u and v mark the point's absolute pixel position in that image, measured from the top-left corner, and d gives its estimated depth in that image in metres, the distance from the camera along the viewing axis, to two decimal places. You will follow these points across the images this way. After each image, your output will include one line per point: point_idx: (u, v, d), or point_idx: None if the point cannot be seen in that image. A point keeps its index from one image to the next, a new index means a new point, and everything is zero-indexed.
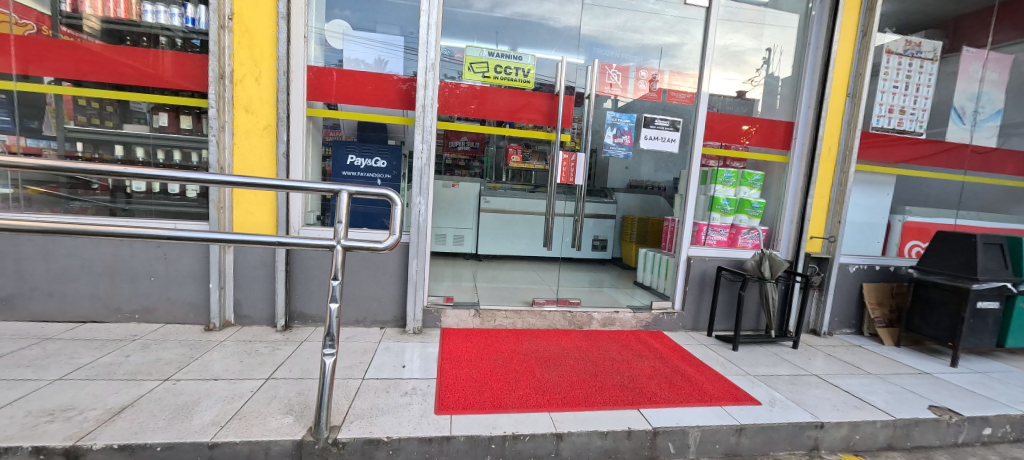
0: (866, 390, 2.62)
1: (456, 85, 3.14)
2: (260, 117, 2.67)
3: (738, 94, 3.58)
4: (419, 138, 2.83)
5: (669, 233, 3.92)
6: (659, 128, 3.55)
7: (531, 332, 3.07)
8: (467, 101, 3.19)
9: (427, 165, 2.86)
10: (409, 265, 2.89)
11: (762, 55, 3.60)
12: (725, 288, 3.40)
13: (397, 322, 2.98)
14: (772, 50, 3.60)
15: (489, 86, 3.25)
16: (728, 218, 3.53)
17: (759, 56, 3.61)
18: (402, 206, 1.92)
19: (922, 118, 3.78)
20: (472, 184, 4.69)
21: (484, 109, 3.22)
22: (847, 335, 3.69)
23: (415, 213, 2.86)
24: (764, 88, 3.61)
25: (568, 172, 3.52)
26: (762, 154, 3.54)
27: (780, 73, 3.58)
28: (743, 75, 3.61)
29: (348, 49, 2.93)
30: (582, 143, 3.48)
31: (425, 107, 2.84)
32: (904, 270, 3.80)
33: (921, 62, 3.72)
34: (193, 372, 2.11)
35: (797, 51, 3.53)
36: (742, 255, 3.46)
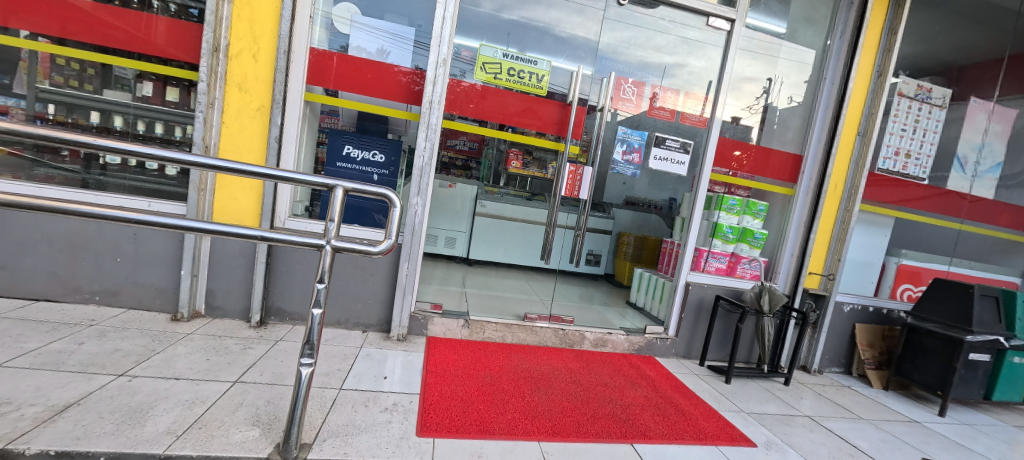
0: (860, 436, 2.54)
1: (457, 83, 3.03)
2: (254, 97, 2.49)
3: (732, 119, 3.43)
4: (423, 136, 2.70)
5: (667, 255, 3.83)
6: (670, 149, 3.49)
7: (520, 348, 2.94)
8: (467, 100, 3.08)
9: (429, 164, 2.71)
10: (400, 269, 2.74)
11: (762, 85, 3.50)
12: (721, 318, 3.32)
13: (381, 326, 2.82)
14: (772, 80, 3.51)
15: (491, 87, 3.13)
16: (729, 246, 3.45)
17: (758, 86, 3.51)
18: (401, 208, 1.77)
19: (926, 164, 3.78)
20: (468, 186, 4.55)
21: (486, 110, 3.12)
22: (836, 374, 3.63)
23: (410, 213, 2.70)
24: (760, 117, 3.50)
25: (573, 184, 3.44)
26: (768, 184, 3.48)
27: (781, 103, 3.52)
28: (740, 102, 3.47)
29: (354, 35, 2.76)
30: (592, 156, 3.39)
31: (432, 104, 2.70)
32: (896, 314, 3.78)
33: (930, 107, 3.71)
34: (153, 368, 1.93)
35: (810, 85, 3.49)
36: (740, 285, 3.39)
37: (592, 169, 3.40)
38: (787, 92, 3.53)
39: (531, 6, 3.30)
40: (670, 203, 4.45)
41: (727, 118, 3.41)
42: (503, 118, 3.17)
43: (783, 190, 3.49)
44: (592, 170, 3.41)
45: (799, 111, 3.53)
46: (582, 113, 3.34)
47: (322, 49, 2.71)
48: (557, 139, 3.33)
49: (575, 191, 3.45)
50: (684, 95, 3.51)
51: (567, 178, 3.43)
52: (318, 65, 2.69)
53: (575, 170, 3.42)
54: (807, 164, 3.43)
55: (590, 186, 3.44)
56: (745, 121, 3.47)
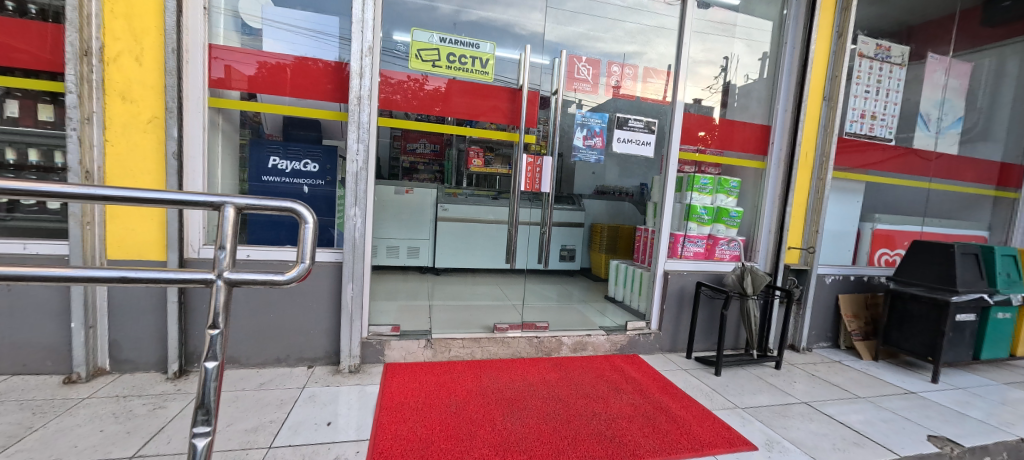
0: (860, 418, 2.36)
1: (421, 85, 2.67)
2: (143, 107, 2.09)
3: (695, 101, 3.19)
4: (351, 135, 2.30)
5: (641, 244, 3.64)
6: (634, 130, 3.18)
7: (491, 365, 2.64)
8: (433, 102, 2.71)
9: (364, 169, 2.33)
10: (344, 291, 2.39)
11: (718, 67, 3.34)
12: (704, 306, 3.10)
13: (330, 359, 2.47)
14: (729, 59, 3.36)
15: (456, 84, 2.77)
16: (705, 228, 3.25)
17: (714, 67, 3.32)
18: (313, 225, 1.44)
19: (891, 124, 3.68)
20: (427, 191, 4.42)
21: (452, 111, 2.77)
22: (824, 350, 3.49)
23: (348, 227, 2.35)
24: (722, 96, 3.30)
25: (533, 180, 3.13)
26: (737, 159, 3.29)
27: (738, 80, 3.35)
28: (700, 84, 3.27)
29: (291, 40, 2.42)
30: (551, 146, 3.11)
31: (360, 99, 2.30)
32: (877, 280, 3.66)
33: (890, 66, 3.59)
34: (21, 455, 1.53)
35: (765, 63, 3.32)
36: (720, 268, 3.18)
37: (552, 161, 3.13)
38: (744, 71, 3.36)
39: (491, 6, 3.13)
40: (641, 189, 4.31)
41: (688, 101, 3.18)
42: (470, 115, 2.82)
43: (753, 164, 3.31)
44: (552, 161, 3.12)
45: (762, 82, 3.34)
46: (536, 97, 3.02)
47: (271, 59, 2.37)
48: (511, 129, 2.99)
49: (538, 184, 3.14)
50: (645, 72, 3.31)
51: (525, 171, 3.10)
52: (268, 78, 2.35)
53: (535, 161, 3.10)
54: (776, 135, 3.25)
55: (551, 179, 3.14)
56: (707, 102, 3.25)
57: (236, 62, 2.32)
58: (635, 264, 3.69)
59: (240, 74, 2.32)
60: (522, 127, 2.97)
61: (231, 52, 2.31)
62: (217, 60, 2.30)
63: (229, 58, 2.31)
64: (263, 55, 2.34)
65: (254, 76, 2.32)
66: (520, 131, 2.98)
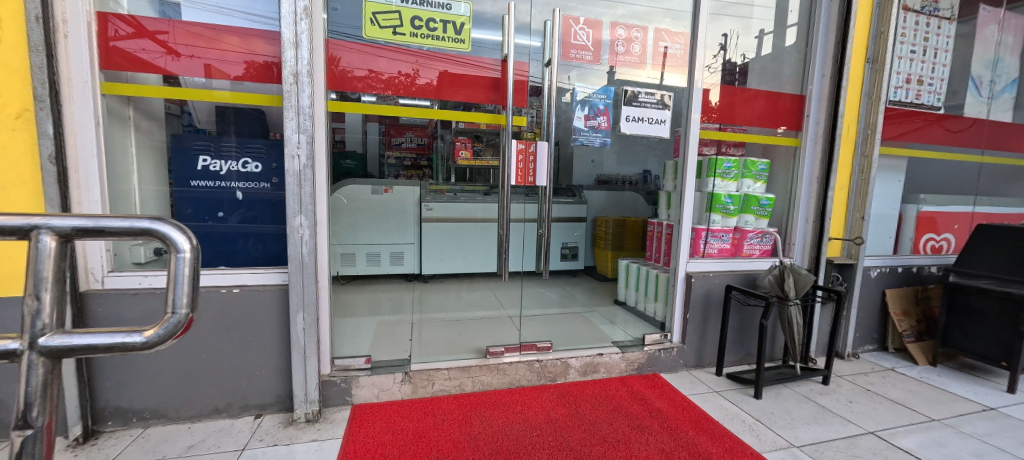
0: (945, 452, 1.89)
1: (414, 81, 2.24)
2: (7, 96, 1.58)
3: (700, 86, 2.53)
4: (285, 120, 1.79)
5: (654, 241, 3.17)
6: (644, 106, 2.62)
7: (484, 400, 2.16)
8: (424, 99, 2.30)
9: (309, 168, 1.83)
10: (293, 322, 1.90)
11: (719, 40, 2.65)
12: (735, 312, 2.61)
13: (283, 404, 1.99)
14: (729, 33, 2.71)
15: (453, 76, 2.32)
16: (732, 220, 2.73)
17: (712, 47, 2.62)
18: (189, 256, 0.95)
19: (940, 90, 3.17)
20: (410, 187, 3.97)
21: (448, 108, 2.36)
22: (871, 354, 3.02)
23: (292, 240, 1.84)
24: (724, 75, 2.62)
25: (527, 172, 2.56)
26: (766, 137, 2.74)
27: (736, 60, 2.69)
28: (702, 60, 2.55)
29: (240, 27, 1.94)
30: (549, 129, 2.54)
31: (297, 77, 1.79)
32: (926, 270, 3.19)
33: (939, 21, 3.07)
34: None
35: (762, 42, 2.79)
36: (751, 266, 2.69)
37: (548, 148, 2.56)
38: (742, 49, 2.73)
39: None
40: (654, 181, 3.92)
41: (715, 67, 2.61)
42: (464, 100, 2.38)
43: (765, 140, 2.75)
44: (550, 146, 2.55)
45: (790, 45, 2.80)
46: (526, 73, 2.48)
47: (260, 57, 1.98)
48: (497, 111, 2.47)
49: (533, 176, 2.57)
50: (655, 32, 2.69)
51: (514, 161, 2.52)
52: (261, 81, 1.97)
53: (529, 149, 2.54)
54: (789, 101, 2.73)
55: (549, 169, 2.57)
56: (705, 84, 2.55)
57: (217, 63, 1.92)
58: (652, 267, 3.17)
59: (224, 76, 1.93)
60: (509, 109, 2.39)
61: (212, 49, 1.91)
62: (195, 60, 1.89)
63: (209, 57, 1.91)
64: (252, 54, 1.95)
65: (243, 81, 1.95)
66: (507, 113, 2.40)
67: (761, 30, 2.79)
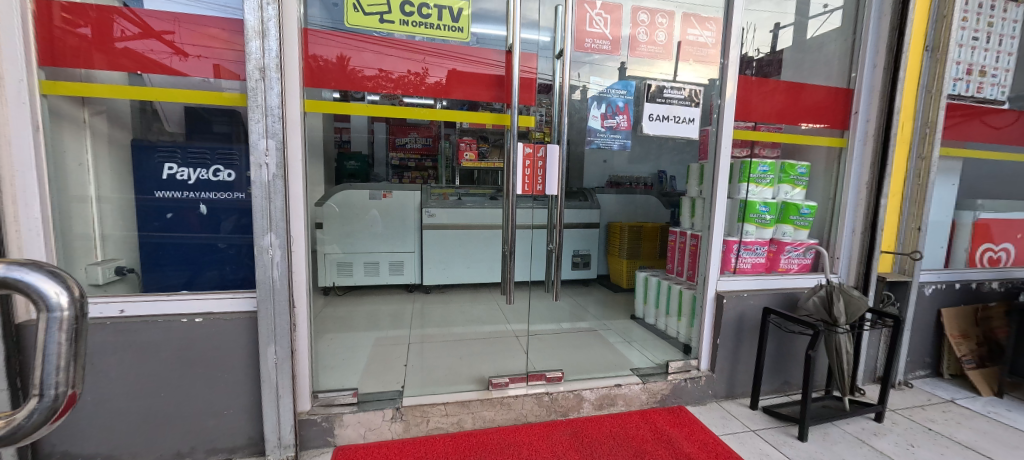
0: None
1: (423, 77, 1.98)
2: None
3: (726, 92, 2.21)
4: (249, 122, 1.53)
5: (676, 252, 2.87)
6: (670, 102, 2.31)
7: (485, 441, 1.88)
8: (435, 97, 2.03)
9: (280, 177, 1.57)
10: (264, 355, 1.65)
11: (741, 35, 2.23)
12: (773, 337, 2.29)
13: (255, 447, 1.74)
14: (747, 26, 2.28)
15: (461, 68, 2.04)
16: (768, 231, 2.40)
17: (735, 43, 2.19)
18: (69, 320, 0.73)
19: (1003, 82, 2.80)
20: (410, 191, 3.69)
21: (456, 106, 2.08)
22: (924, 381, 2.67)
23: (261, 263, 1.59)
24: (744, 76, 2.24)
25: (535, 179, 2.18)
26: (806, 136, 2.40)
27: (751, 55, 2.28)
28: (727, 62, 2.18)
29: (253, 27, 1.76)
30: (563, 129, 2.17)
31: (264, 72, 1.53)
32: (987, 286, 2.82)
33: (1005, 3, 2.70)
34: None
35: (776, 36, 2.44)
36: (790, 284, 2.36)
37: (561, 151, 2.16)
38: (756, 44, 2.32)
39: None
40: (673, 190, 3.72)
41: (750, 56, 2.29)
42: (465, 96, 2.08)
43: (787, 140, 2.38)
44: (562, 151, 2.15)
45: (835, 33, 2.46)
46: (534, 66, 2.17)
47: None
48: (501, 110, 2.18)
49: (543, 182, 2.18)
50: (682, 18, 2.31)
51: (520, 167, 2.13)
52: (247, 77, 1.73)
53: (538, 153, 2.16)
54: (819, 93, 2.38)
55: (560, 176, 2.17)
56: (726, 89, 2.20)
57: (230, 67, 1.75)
58: (677, 281, 2.83)
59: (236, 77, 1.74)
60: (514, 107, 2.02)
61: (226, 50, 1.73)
62: (201, 60, 1.72)
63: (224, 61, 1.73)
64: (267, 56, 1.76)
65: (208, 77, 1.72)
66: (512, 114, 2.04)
67: (774, 23, 2.43)
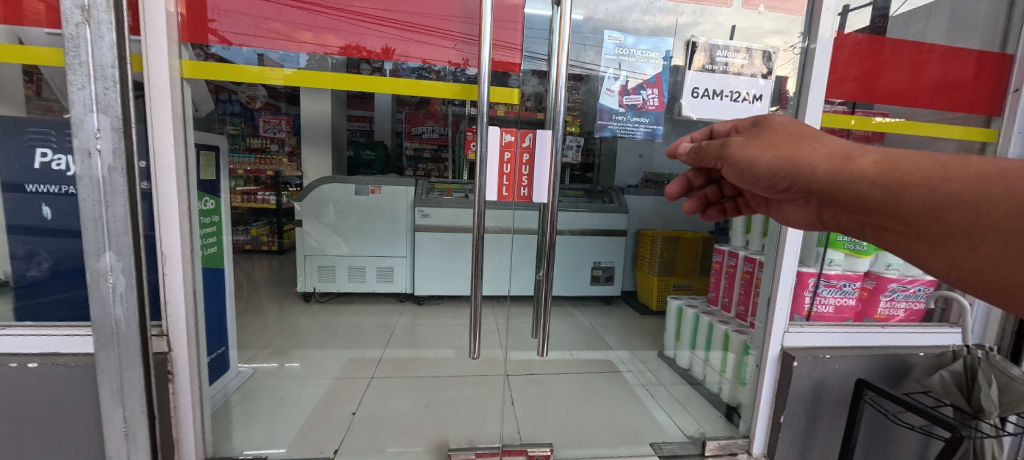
0: None
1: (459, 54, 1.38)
2: None
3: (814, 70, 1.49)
4: (68, 86, 1.02)
5: (717, 278, 2.18)
6: (727, 69, 1.58)
7: None
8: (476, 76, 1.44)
9: (120, 171, 1.06)
10: (107, 425, 1.16)
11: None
12: (867, 419, 1.56)
13: None
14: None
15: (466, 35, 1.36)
16: (862, 263, 1.65)
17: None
18: None
19: None
20: (401, 187, 3.18)
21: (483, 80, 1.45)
22: None
23: (95, 295, 1.09)
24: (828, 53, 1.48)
25: (519, 182, 1.43)
26: (928, 126, 1.64)
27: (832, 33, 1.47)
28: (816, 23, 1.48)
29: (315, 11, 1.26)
30: (560, 106, 1.33)
31: (89, 11, 1.01)
32: None
33: None
34: None
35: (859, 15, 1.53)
36: (893, 340, 1.61)
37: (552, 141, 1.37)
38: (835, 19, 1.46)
39: None
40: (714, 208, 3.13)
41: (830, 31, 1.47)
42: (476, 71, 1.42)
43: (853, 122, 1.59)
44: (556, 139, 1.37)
45: None
46: (521, 37, 1.42)
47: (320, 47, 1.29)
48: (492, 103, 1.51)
49: (530, 186, 1.43)
50: None
51: (498, 160, 1.41)
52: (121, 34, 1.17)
53: (523, 143, 1.42)
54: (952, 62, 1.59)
55: (554, 176, 1.38)
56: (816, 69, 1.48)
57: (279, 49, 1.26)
58: (722, 321, 2.08)
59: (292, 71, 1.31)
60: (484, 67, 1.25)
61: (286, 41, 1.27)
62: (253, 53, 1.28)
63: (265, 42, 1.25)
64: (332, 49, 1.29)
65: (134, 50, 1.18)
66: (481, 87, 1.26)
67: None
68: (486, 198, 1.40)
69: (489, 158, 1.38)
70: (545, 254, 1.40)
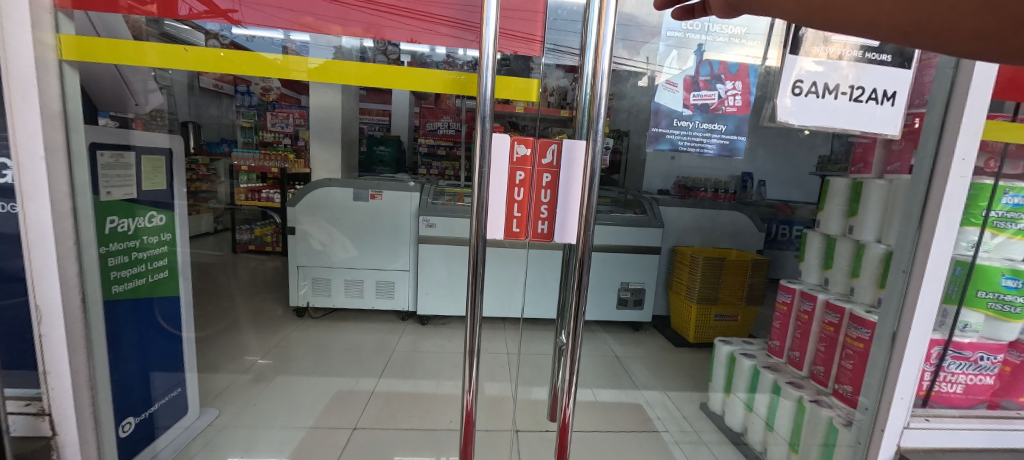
0: None
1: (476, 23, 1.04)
2: None
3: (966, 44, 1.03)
4: None
5: (780, 323, 1.73)
6: None
7: None
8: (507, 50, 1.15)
9: None
10: None
11: None
12: None
13: None
14: None
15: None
16: (1014, 329, 1.18)
17: None
18: None
19: None
20: (404, 193, 2.80)
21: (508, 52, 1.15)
22: None
23: None
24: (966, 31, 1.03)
25: (537, 213, 0.97)
26: None
27: None
28: None
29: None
30: (599, 104, 0.87)
31: None
32: None
33: None
34: None
35: None
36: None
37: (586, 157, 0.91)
38: None
39: None
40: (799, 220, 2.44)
41: None
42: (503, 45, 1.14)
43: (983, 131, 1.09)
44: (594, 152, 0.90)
45: None
46: (542, 28, 1.13)
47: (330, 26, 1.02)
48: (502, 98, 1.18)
49: (552, 220, 0.96)
50: None
51: (506, 181, 0.94)
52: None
53: (545, 160, 0.95)
54: None
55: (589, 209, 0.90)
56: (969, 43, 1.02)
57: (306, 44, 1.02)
58: (790, 380, 1.63)
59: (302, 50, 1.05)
60: (490, 49, 0.85)
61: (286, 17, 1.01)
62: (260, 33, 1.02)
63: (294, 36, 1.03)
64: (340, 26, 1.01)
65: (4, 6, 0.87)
66: (484, 77, 0.85)
67: None
68: (487, 236, 0.95)
69: (493, 180, 0.92)
70: (570, 322, 0.94)
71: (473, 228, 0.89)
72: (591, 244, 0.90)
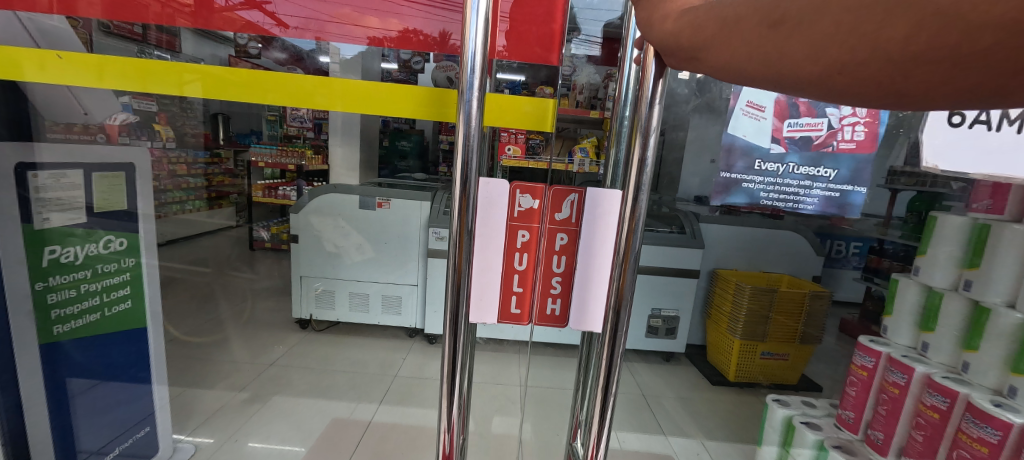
0: None
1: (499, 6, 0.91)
2: None
3: None
4: None
5: (856, 391, 1.39)
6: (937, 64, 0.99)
7: None
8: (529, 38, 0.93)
9: None
10: None
11: None
12: None
13: None
14: None
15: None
16: None
17: None
18: None
19: None
20: (415, 202, 2.57)
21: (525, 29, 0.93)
22: None
23: None
24: None
25: (545, 290, 0.80)
26: None
27: None
28: None
29: None
30: (642, 140, 0.65)
31: None
32: None
33: None
34: None
35: None
36: None
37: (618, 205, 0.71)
38: None
39: None
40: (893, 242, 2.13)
41: None
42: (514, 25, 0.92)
43: None
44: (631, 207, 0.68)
45: None
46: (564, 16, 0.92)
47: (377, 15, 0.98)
48: (528, 92, 0.96)
49: (564, 296, 0.80)
50: None
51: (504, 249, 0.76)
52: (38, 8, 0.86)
53: (559, 214, 0.79)
54: None
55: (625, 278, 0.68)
56: None
57: (344, 36, 0.99)
58: None
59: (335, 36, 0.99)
60: (478, 55, 0.60)
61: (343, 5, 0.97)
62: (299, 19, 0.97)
63: (331, 26, 0.98)
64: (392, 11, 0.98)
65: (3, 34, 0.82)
66: (466, 94, 0.60)
67: None
68: (478, 319, 0.76)
69: (485, 251, 0.75)
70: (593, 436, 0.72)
71: (456, 313, 0.67)
72: (623, 322, 0.69)
